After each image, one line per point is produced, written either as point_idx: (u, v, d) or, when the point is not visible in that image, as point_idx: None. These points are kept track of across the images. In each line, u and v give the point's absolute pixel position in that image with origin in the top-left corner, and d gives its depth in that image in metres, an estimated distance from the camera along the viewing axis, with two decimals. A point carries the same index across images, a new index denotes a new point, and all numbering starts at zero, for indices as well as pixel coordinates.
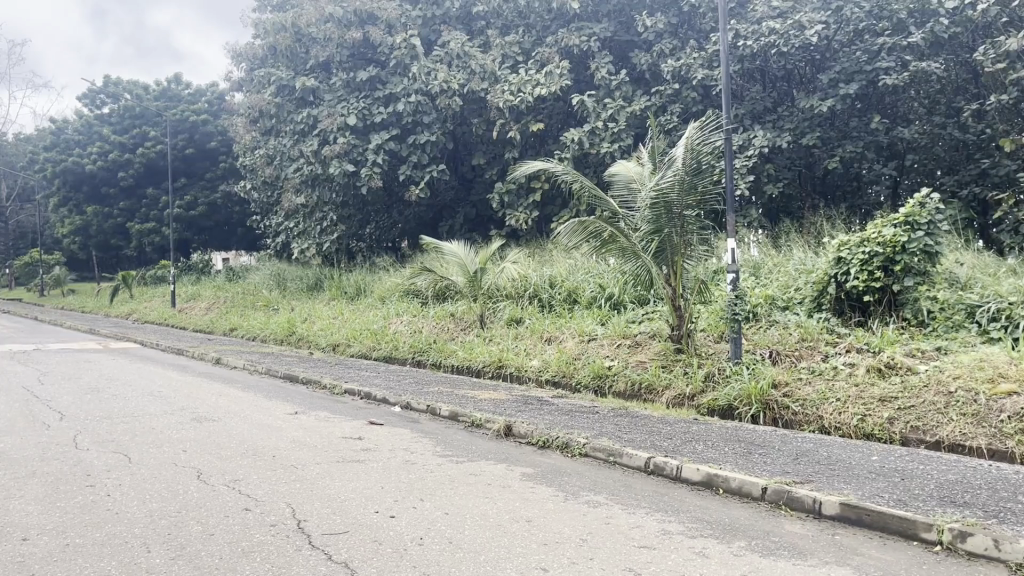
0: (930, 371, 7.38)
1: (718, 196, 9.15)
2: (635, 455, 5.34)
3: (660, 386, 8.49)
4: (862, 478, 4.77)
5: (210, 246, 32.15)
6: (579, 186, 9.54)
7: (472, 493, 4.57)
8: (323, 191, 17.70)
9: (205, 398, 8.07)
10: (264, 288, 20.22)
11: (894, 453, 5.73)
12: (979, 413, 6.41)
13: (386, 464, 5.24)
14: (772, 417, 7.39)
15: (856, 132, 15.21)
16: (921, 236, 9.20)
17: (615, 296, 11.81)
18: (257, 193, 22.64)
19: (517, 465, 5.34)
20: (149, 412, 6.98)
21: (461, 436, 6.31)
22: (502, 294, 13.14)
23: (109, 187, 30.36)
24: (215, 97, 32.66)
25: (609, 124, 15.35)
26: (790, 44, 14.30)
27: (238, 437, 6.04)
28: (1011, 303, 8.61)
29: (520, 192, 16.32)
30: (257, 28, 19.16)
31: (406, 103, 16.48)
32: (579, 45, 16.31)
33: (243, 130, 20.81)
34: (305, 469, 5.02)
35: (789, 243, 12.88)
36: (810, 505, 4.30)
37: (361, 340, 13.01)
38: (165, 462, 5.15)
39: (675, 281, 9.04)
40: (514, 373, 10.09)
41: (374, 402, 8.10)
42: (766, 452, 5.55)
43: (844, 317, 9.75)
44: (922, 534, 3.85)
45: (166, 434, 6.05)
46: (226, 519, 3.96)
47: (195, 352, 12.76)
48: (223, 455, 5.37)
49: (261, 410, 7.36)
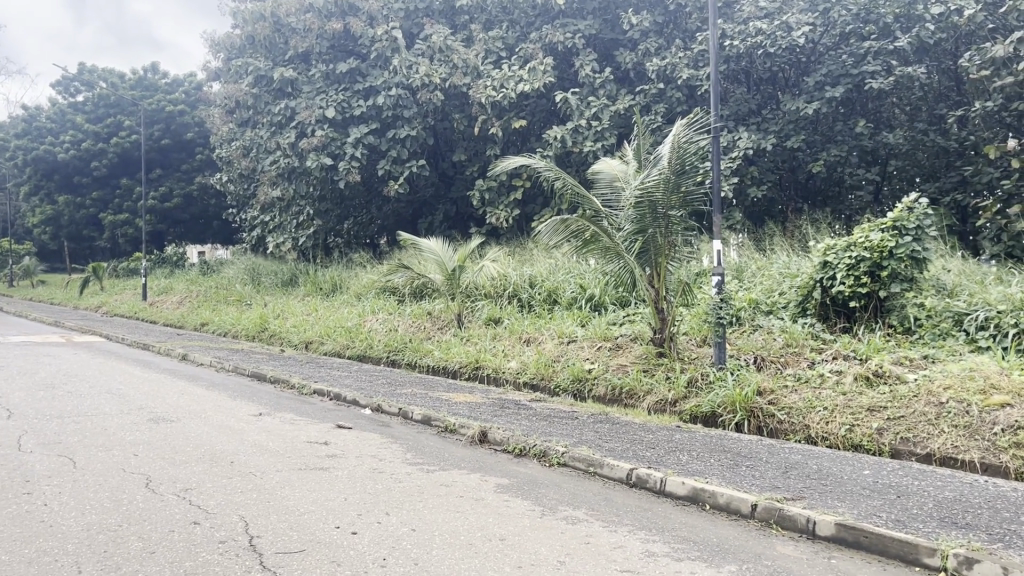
0: (919, 380, 7.16)
1: (704, 197, 8.88)
2: (616, 467, 5.04)
3: (641, 391, 8.22)
4: (857, 495, 4.50)
5: (185, 239, 31.58)
6: (562, 184, 9.22)
7: (442, 506, 4.26)
8: (300, 184, 17.30)
9: (164, 396, 7.69)
10: (238, 282, 19.75)
11: (887, 467, 5.48)
12: (972, 425, 6.19)
13: (353, 472, 4.92)
14: (756, 425, 7.16)
15: (840, 135, 15.05)
16: (909, 242, 8.98)
17: (595, 297, 11.52)
18: (232, 185, 22.13)
19: (491, 475, 5.04)
20: (104, 412, 6.62)
21: (433, 443, 5.99)
22: (480, 293, 12.80)
23: (81, 177, 29.72)
24: (192, 88, 32.07)
25: (592, 123, 15.08)
26: (777, 45, 14.19)
27: (196, 440, 5.69)
28: (1000, 311, 8.43)
29: (500, 190, 16.03)
30: (235, 17, 18.71)
31: (386, 96, 16.13)
32: (563, 42, 16.06)
33: (220, 120, 20.38)
34: (264, 478, 4.69)
35: (773, 246, 12.68)
36: (804, 524, 4.03)
37: (334, 338, 12.63)
38: (112, 468, 4.80)
39: (658, 283, 8.79)
40: (490, 374, 9.80)
41: (344, 404, 7.77)
42: (754, 465, 5.27)
43: (830, 323, 9.53)
44: (925, 559, 3.59)
45: (118, 436, 5.69)
46: (170, 535, 3.63)
47: (162, 348, 12.34)
48: (176, 460, 5.02)
49: (222, 410, 7.00)
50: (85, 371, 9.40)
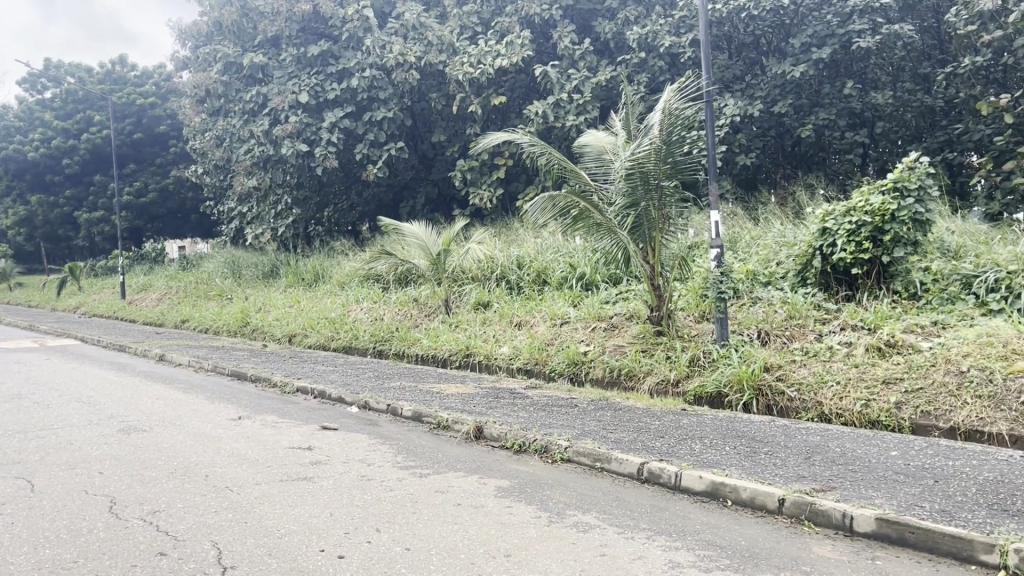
0: (935, 349, 6.78)
1: (698, 166, 8.43)
2: (625, 461, 4.64)
3: (641, 373, 7.81)
4: (891, 483, 4.11)
5: (163, 235, 30.79)
6: (549, 158, 8.75)
7: (439, 518, 3.83)
8: (276, 173, 16.75)
9: (138, 402, 7.22)
10: (219, 276, 19.21)
11: (915, 445, 5.11)
12: (996, 395, 5.84)
13: (339, 482, 4.49)
14: (766, 404, 6.77)
15: (828, 98, 14.58)
16: (911, 203, 8.59)
17: (586, 276, 11.10)
18: (207, 177, 21.44)
19: (490, 477, 4.62)
20: (70, 424, 6.14)
21: (426, 442, 5.56)
22: (466, 277, 12.34)
23: (54, 176, 28.85)
24: (162, 79, 31.17)
25: (574, 96, 14.56)
26: (760, 6, 13.90)
27: (169, 451, 5.25)
28: (1010, 272, 8.06)
29: (482, 169, 15.52)
30: (201, 3, 17.93)
31: (361, 78, 15.53)
32: (540, 14, 15.54)
33: (191, 111, 19.69)
34: (241, 493, 4.26)
35: (766, 215, 12.29)
36: (839, 520, 3.64)
37: (318, 329, 12.19)
38: (74, 490, 4.35)
39: (653, 259, 8.38)
40: (482, 361, 9.39)
41: (329, 402, 7.32)
42: (773, 451, 4.87)
43: (831, 292, 9.15)
44: (981, 556, 3.21)
45: (85, 451, 5.24)
46: (130, 572, 3.20)
47: (139, 349, 11.81)
48: (145, 478, 4.57)
49: (199, 416, 6.55)
50: (57, 378, 8.89)
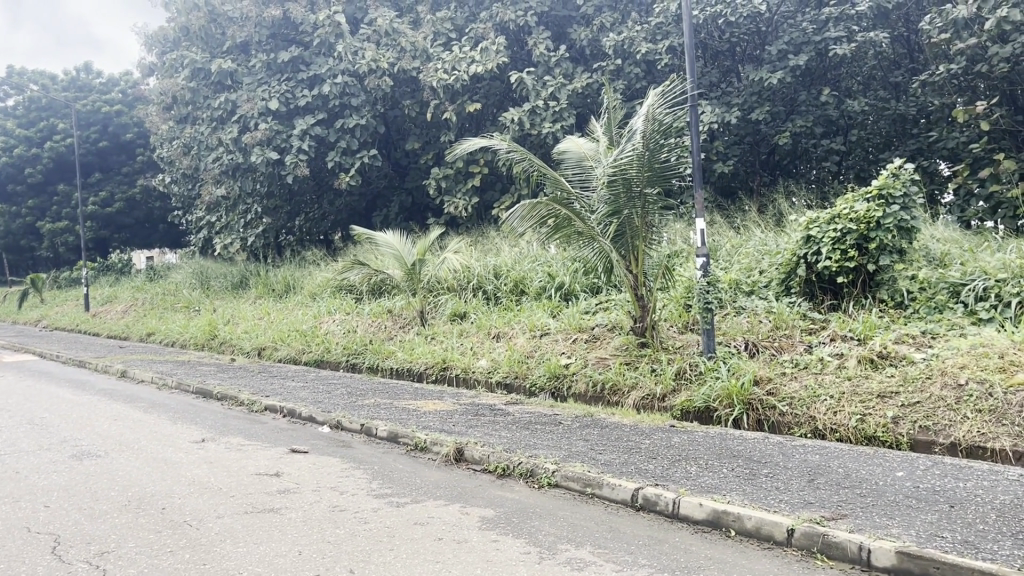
0: (929, 360, 6.53)
1: (682, 172, 8.15)
2: (619, 488, 4.33)
3: (625, 386, 7.52)
4: (905, 509, 3.83)
5: (131, 245, 30.11)
6: (529, 166, 8.41)
7: (420, 556, 3.49)
8: (244, 181, 16.29)
9: (93, 424, 6.78)
10: (186, 287, 18.68)
11: (920, 465, 4.85)
12: (997, 409, 5.59)
13: (309, 514, 4.13)
14: (756, 419, 6.49)
15: (806, 106, 14.42)
16: (896, 211, 8.34)
17: (565, 285, 10.79)
18: (175, 186, 20.91)
19: (473, 506, 4.27)
20: (18, 451, 5.70)
21: (404, 466, 5.22)
22: (442, 287, 12.00)
23: (15, 185, 28.03)
24: (129, 86, 30.53)
25: (550, 104, 14.28)
26: (738, 13, 13.68)
27: (124, 480, 4.85)
28: (999, 280, 7.86)
29: (457, 177, 15.18)
30: (167, 7, 17.45)
31: (332, 84, 15.15)
32: (514, 21, 15.26)
33: (156, 118, 19.16)
34: (199, 530, 3.88)
35: (747, 223, 12.07)
36: (856, 553, 3.35)
37: (288, 342, 11.78)
38: (14, 527, 3.97)
39: (637, 268, 8.09)
40: (459, 375, 9.05)
41: (299, 422, 6.93)
42: (774, 473, 4.58)
43: (816, 301, 8.92)
44: None
45: (31, 482, 4.83)
46: None
47: (100, 364, 11.30)
48: (94, 513, 4.18)
49: (159, 439, 6.14)
50: (9, 398, 8.38)
